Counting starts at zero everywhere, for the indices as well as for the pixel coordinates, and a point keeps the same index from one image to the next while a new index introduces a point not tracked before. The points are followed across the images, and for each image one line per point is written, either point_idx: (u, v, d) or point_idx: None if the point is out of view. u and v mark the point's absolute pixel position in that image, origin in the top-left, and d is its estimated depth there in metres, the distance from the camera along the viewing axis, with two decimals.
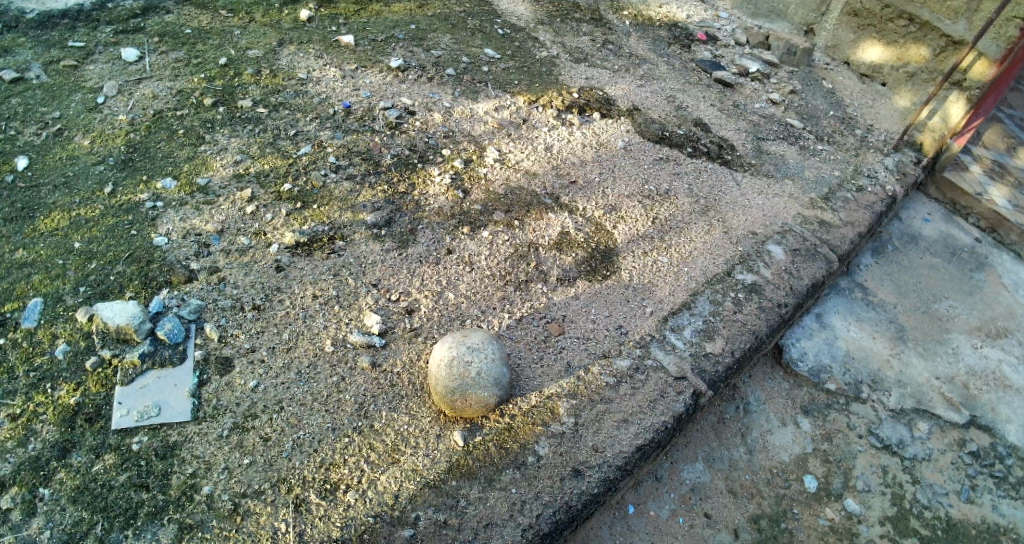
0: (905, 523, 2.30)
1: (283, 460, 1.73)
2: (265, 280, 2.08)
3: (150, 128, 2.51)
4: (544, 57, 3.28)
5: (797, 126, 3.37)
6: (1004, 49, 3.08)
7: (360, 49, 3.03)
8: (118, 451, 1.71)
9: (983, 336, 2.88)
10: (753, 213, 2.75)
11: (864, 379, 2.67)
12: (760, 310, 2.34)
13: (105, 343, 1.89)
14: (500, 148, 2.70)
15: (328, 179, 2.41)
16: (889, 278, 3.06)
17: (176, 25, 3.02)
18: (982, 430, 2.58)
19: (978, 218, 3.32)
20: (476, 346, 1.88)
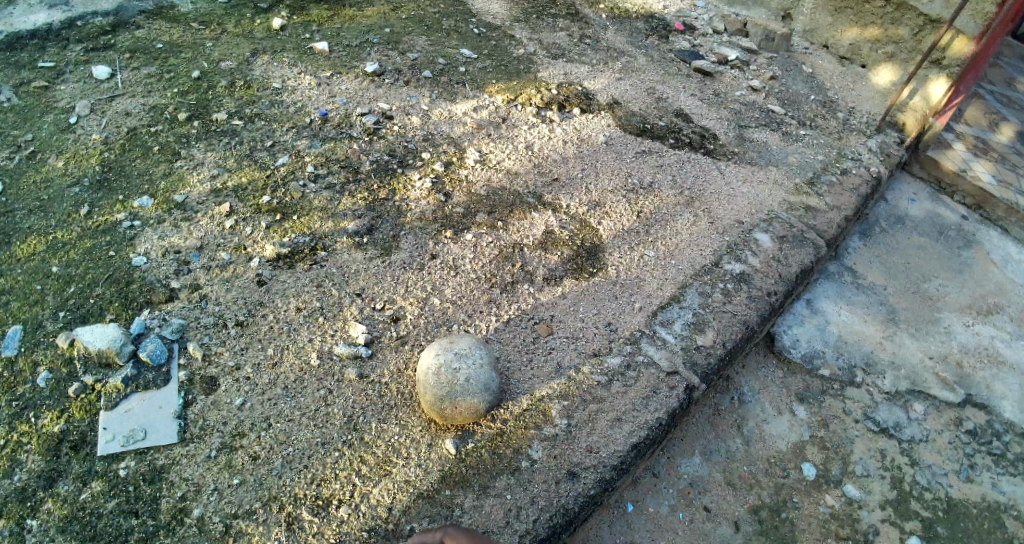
0: (905, 506, 2.30)
1: (274, 478, 1.70)
2: (247, 295, 2.05)
3: (124, 146, 2.47)
4: (521, 55, 3.25)
5: (779, 113, 3.36)
6: (982, 26, 3.13)
7: (334, 55, 3.00)
8: (105, 477, 1.67)
9: (974, 313, 2.88)
10: (739, 202, 2.73)
11: (858, 363, 2.66)
12: (750, 299, 2.33)
13: (87, 368, 1.85)
14: (480, 149, 2.67)
15: (307, 190, 2.37)
16: (877, 259, 3.06)
17: (147, 40, 2.97)
18: (976, 408, 2.58)
19: (964, 196, 3.33)
20: (463, 352, 1.85)
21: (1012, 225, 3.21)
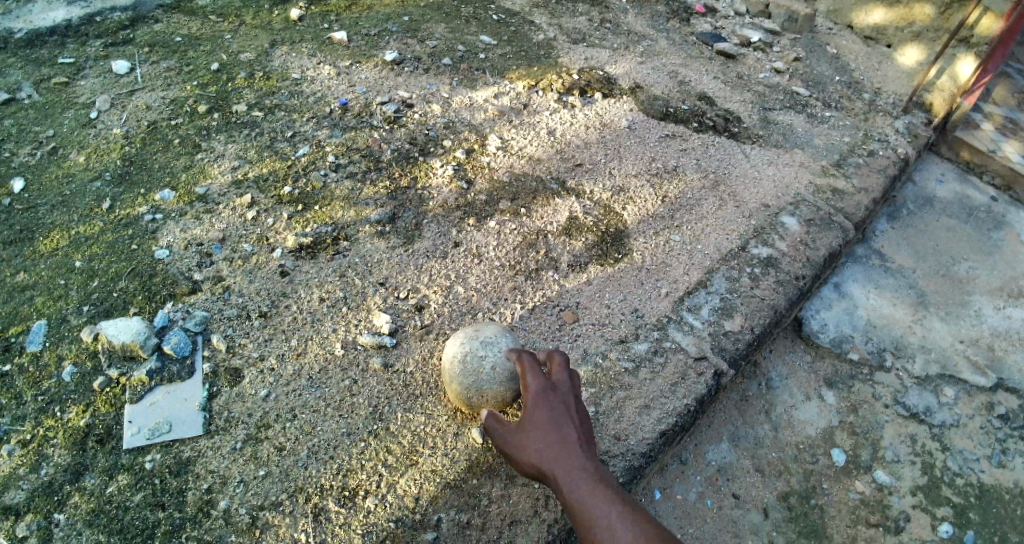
0: (937, 492, 2.25)
1: (300, 469, 1.69)
2: (271, 286, 2.04)
3: (145, 140, 2.47)
4: (541, 41, 3.21)
5: (804, 94, 3.29)
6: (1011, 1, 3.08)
7: (354, 45, 2.98)
8: (131, 471, 1.68)
9: (1005, 296, 2.81)
10: (765, 186, 2.68)
11: (887, 347, 2.61)
12: (778, 284, 2.29)
13: (112, 362, 1.86)
14: (502, 136, 2.64)
15: (328, 179, 2.36)
16: (905, 242, 2.99)
17: (165, 34, 2.98)
18: (1011, 393, 2.52)
19: (993, 176, 3.25)
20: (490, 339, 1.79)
21: None
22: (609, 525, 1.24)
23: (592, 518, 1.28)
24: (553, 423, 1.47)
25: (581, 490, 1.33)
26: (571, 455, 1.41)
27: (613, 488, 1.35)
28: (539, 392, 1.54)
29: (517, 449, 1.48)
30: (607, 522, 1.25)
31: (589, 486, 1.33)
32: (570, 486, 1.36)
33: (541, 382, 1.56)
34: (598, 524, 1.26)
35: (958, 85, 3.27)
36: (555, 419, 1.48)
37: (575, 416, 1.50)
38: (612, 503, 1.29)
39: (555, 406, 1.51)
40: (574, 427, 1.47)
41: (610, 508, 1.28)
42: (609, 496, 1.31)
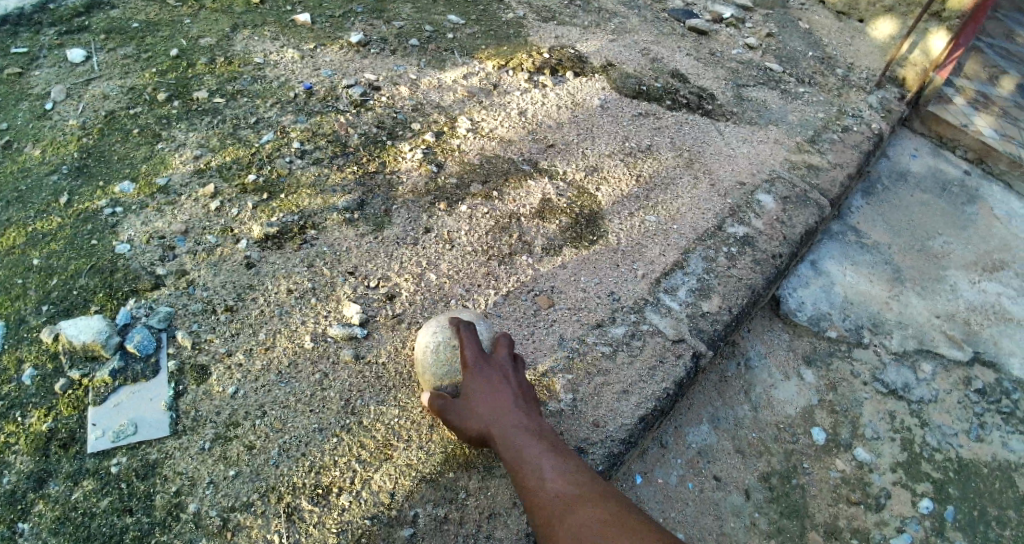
0: (916, 468, 2.26)
1: (271, 468, 1.64)
2: (236, 278, 1.97)
3: (103, 130, 2.38)
4: (510, 19, 3.14)
5: (778, 71, 3.27)
6: None
7: (317, 27, 2.89)
8: (97, 475, 1.61)
9: (980, 271, 2.85)
10: (740, 163, 2.65)
11: (865, 323, 2.61)
12: (755, 262, 2.27)
13: (73, 362, 1.77)
14: (472, 118, 2.58)
15: (294, 166, 2.29)
16: (881, 218, 2.99)
17: (122, 20, 2.86)
18: (985, 366, 2.54)
19: (966, 150, 3.32)
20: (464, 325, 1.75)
21: (1014, 180, 3.22)
22: (542, 477, 1.40)
23: (529, 471, 1.43)
24: (492, 390, 1.61)
25: (518, 449, 1.48)
26: (509, 419, 1.55)
27: (547, 445, 1.49)
28: (474, 362, 1.65)
29: (461, 415, 1.61)
30: (541, 474, 1.40)
31: (526, 446, 1.48)
32: (509, 446, 1.50)
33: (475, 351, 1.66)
34: (534, 476, 1.41)
35: (931, 59, 3.31)
36: (493, 387, 1.61)
37: (513, 384, 1.63)
38: (546, 459, 1.44)
39: (493, 375, 1.64)
40: (511, 393, 1.61)
41: (545, 463, 1.43)
42: (544, 453, 1.46)
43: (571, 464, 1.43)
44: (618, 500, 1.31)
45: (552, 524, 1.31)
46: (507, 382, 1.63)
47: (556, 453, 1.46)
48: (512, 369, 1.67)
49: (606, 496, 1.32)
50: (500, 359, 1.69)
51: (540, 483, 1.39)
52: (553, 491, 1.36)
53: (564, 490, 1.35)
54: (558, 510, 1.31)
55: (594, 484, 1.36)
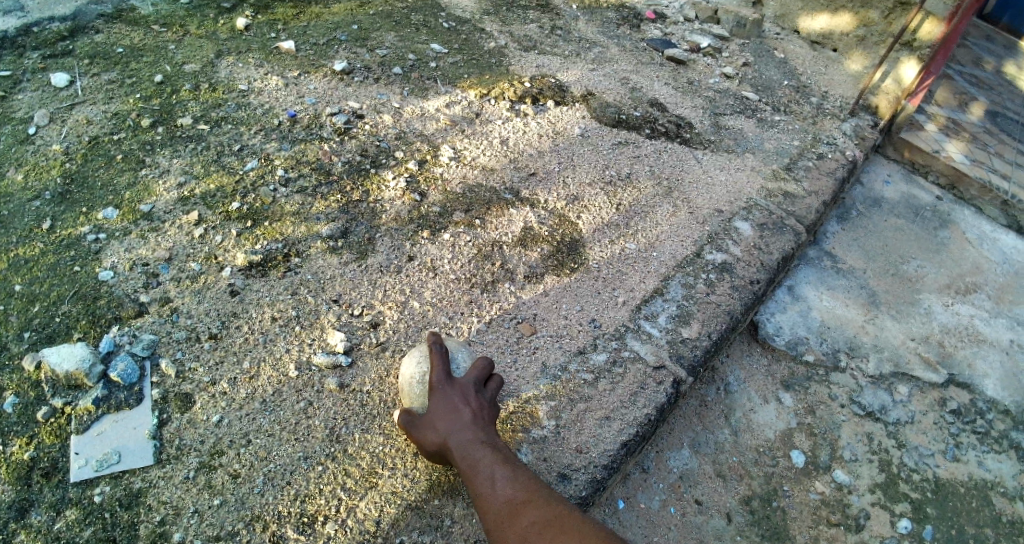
0: (895, 489, 2.30)
1: (256, 496, 1.62)
2: (219, 307, 1.97)
3: (86, 156, 2.38)
4: (492, 48, 3.20)
5: (754, 99, 3.36)
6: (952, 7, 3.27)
7: (301, 54, 2.92)
8: (79, 505, 1.58)
9: (953, 294, 2.93)
10: (718, 192, 2.72)
11: (842, 348, 2.67)
12: (734, 289, 2.32)
13: (56, 391, 1.75)
14: (454, 146, 2.62)
15: (277, 194, 2.31)
16: (856, 243, 3.08)
17: (106, 45, 2.87)
18: (960, 388, 2.61)
19: (938, 176, 3.43)
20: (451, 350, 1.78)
21: (985, 204, 3.35)
22: (495, 487, 1.44)
23: (483, 482, 1.46)
24: (449, 405, 1.62)
25: (473, 461, 1.51)
26: (466, 433, 1.57)
27: (502, 455, 1.52)
28: (441, 382, 1.66)
29: (422, 432, 1.62)
30: (494, 485, 1.44)
31: (481, 457, 1.51)
32: (465, 458, 1.53)
33: (442, 373, 1.67)
34: (487, 488, 1.44)
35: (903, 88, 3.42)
36: (452, 405, 1.62)
37: (471, 396, 1.65)
38: (500, 468, 1.47)
39: (452, 392, 1.65)
40: (469, 406, 1.62)
41: (499, 473, 1.46)
42: (498, 463, 1.49)
43: (524, 473, 1.46)
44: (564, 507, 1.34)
45: (503, 532, 1.35)
46: (466, 396, 1.65)
47: (510, 462, 1.49)
48: (472, 386, 1.67)
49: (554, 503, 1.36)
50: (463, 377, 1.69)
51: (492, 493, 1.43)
52: (505, 501, 1.40)
53: (515, 499, 1.39)
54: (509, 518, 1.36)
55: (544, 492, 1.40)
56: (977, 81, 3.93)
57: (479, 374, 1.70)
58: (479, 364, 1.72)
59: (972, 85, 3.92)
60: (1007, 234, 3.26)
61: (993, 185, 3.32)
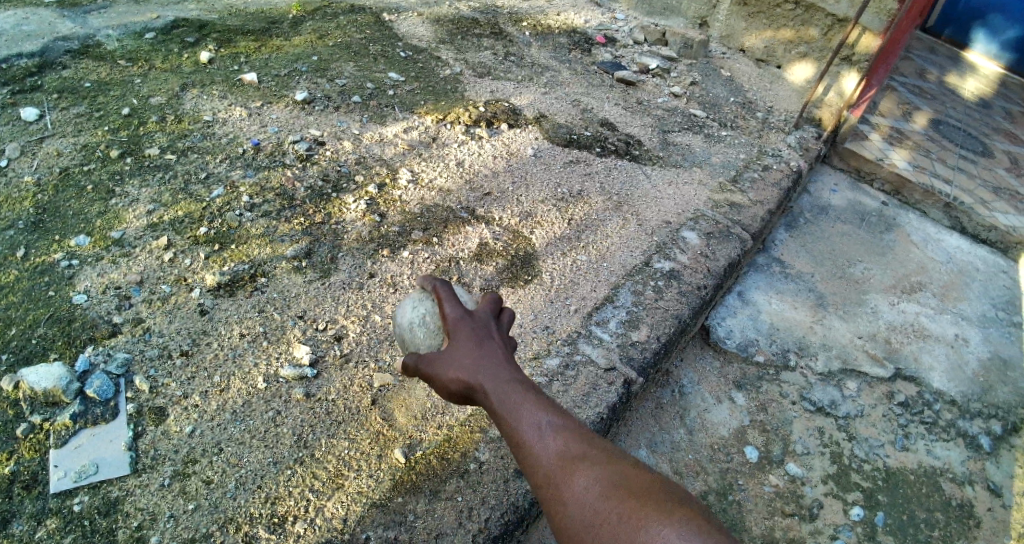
0: (846, 478, 2.47)
1: (229, 500, 1.70)
2: (190, 325, 2.06)
3: (57, 187, 2.46)
4: (448, 75, 3.36)
5: (701, 116, 3.57)
6: (887, 22, 3.44)
7: (264, 85, 3.05)
8: (60, 514, 1.65)
9: (899, 293, 3.15)
10: (666, 204, 2.91)
11: (790, 348, 2.85)
12: (681, 294, 2.49)
13: (34, 408, 1.83)
14: (412, 169, 2.76)
15: (243, 218, 2.42)
16: (803, 250, 3.30)
17: (74, 80, 2.96)
18: (906, 381, 2.80)
19: (883, 183, 3.73)
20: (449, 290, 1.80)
21: (929, 208, 3.64)
22: (543, 437, 1.26)
23: (527, 431, 1.27)
24: (471, 341, 1.42)
25: (511, 405, 1.30)
26: (496, 372, 1.37)
27: (540, 396, 1.33)
28: (458, 320, 1.47)
29: (440, 371, 1.40)
30: (543, 435, 1.26)
31: (519, 400, 1.31)
32: (499, 401, 1.32)
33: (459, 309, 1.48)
34: (533, 437, 1.26)
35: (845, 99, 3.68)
36: (476, 340, 1.42)
37: (494, 332, 1.46)
38: (547, 415, 1.29)
39: (475, 328, 1.45)
40: (497, 345, 1.43)
41: (546, 421, 1.28)
42: (542, 409, 1.30)
43: (571, 422, 1.29)
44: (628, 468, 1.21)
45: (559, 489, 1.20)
46: (491, 334, 1.45)
47: (551, 406, 1.31)
48: (493, 321, 1.49)
49: (616, 463, 1.22)
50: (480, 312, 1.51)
51: (537, 446, 1.26)
52: (558, 455, 1.23)
53: (569, 457, 1.23)
54: (562, 479, 1.21)
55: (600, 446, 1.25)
56: (917, 95, 4.53)
57: (495, 307, 1.52)
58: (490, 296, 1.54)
59: (914, 97, 4.50)
60: (950, 235, 3.55)
61: (935, 190, 3.62)
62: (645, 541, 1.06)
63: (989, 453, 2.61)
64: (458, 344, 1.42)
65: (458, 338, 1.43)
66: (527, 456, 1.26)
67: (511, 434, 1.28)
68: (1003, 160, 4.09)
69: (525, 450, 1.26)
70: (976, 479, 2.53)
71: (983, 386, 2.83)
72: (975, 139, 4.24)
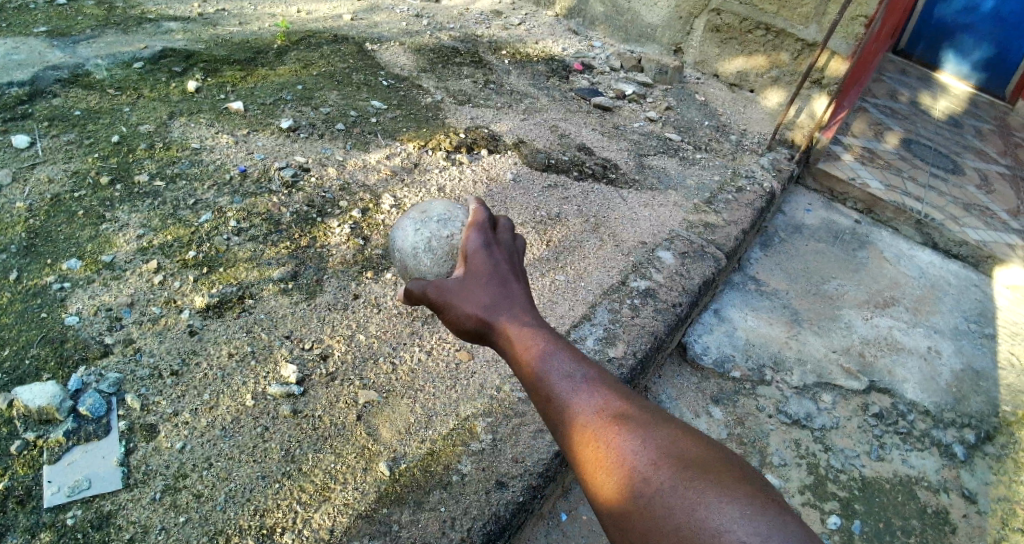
0: (823, 488, 2.55)
1: (218, 513, 1.75)
2: (179, 345, 2.12)
3: (49, 212, 2.52)
4: (429, 103, 3.48)
5: (676, 140, 3.71)
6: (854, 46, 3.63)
7: (250, 114, 3.14)
8: (53, 528, 1.69)
9: (872, 307, 3.27)
10: (642, 225, 3.02)
11: (766, 363, 2.95)
12: (657, 312, 2.58)
13: (27, 426, 1.87)
14: (395, 195, 2.85)
15: (231, 243, 2.49)
16: (778, 267, 3.43)
17: (64, 108, 3.03)
18: (881, 393, 2.90)
19: (856, 202, 3.88)
20: (445, 216, 2.03)
21: (900, 225, 3.79)
22: (577, 390, 1.36)
23: (560, 382, 1.37)
24: (495, 284, 1.58)
25: (540, 354, 1.42)
26: (518, 314, 1.52)
27: (574, 352, 1.43)
28: (484, 260, 1.64)
29: (462, 307, 1.57)
30: (577, 388, 1.36)
31: (550, 350, 1.42)
32: (528, 348, 1.44)
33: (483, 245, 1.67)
34: (566, 388, 1.36)
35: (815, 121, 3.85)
36: (500, 282, 1.59)
37: (515, 275, 1.62)
38: (580, 368, 1.39)
39: (500, 271, 1.61)
40: (520, 289, 1.58)
41: (579, 374, 1.38)
42: (574, 360, 1.41)
43: (608, 381, 1.37)
44: (668, 430, 1.26)
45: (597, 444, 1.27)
46: (515, 279, 1.61)
47: (583, 360, 1.41)
48: (514, 264, 1.66)
49: (657, 424, 1.27)
50: (502, 254, 1.68)
51: (576, 406, 1.34)
52: (595, 410, 1.32)
53: (609, 418, 1.30)
54: (603, 439, 1.27)
55: (639, 406, 1.31)
56: (890, 115, 4.72)
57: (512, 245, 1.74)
58: (507, 233, 1.76)
59: (885, 119, 4.68)
60: (922, 250, 3.70)
61: (906, 207, 3.77)
62: (694, 505, 1.10)
63: (963, 462, 2.71)
64: (480, 286, 1.58)
65: (479, 280, 1.60)
66: (566, 415, 1.34)
67: (546, 390, 1.37)
68: (973, 178, 4.26)
69: (563, 409, 1.34)
70: (951, 487, 2.62)
71: (956, 396, 2.94)
72: (946, 158, 4.41)
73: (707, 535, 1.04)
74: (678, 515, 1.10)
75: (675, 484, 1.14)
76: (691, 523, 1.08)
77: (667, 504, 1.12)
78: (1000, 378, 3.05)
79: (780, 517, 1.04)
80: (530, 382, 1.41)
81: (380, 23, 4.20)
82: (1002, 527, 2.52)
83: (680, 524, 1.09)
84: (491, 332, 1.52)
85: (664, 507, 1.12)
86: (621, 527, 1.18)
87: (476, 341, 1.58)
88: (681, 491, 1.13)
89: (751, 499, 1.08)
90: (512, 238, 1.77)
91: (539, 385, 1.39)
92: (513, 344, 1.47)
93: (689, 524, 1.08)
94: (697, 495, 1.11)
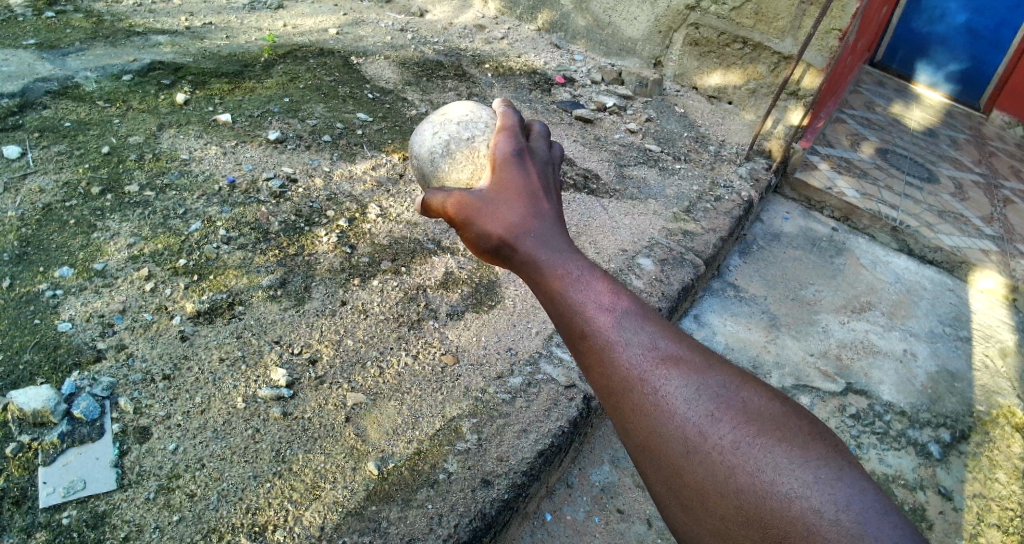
0: None
1: (211, 512, 1.80)
2: (171, 350, 2.17)
3: (40, 221, 2.56)
4: (413, 115, 3.56)
5: (655, 150, 3.82)
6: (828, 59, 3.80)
7: (238, 125, 3.20)
8: (48, 527, 1.73)
9: (849, 312, 3.39)
10: (622, 234, 3.12)
11: (745, 366, 3.04)
12: None
13: (22, 428, 1.91)
14: (381, 204, 2.93)
15: (221, 251, 2.55)
16: (757, 273, 3.54)
17: (54, 119, 3.08)
18: (858, 394, 2.99)
19: (832, 210, 4.01)
20: (465, 118, 2.12)
21: (875, 232, 3.92)
22: (618, 324, 1.25)
23: (598, 313, 1.26)
24: (523, 202, 1.46)
25: (574, 280, 1.31)
26: (550, 234, 1.41)
27: (611, 280, 1.32)
28: (515, 176, 1.52)
29: (487, 225, 1.45)
30: (618, 322, 1.25)
31: (585, 278, 1.31)
32: (560, 272, 1.33)
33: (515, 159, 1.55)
34: (605, 320, 1.25)
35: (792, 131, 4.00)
36: (531, 200, 1.47)
37: (545, 191, 1.51)
38: (620, 298, 1.28)
39: (533, 187, 1.50)
40: (551, 206, 1.47)
41: (619, 305, 1.27)
42: (611, 289, 1.30)
43: (651, 315, 1.27)
44: (722, 374, 1.19)
45: (641, 389, 1.19)
46: (547, 197, 1.50)
47: (623, 291, 1.30)
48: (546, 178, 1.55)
49: (709, 369, 1.20)
50: (532, 168, 1.57)
51: (616, 343, 1.23)
52: (638, 347, 1.22)
53: (656, 360, 1.21)
54: (650, 384, 1.19)
55: (688, 347, 1.23)
56: (865, 126, 4.86)
57: (543, 158, 1.62)
58: (543, 147, 1.66)
59: (861, 129, 4.83)
60: (898, 257, 3.83)
61: (882, 215, 3.89)
62: (759, 465, 1.07)
63: (939, 460, 2.79)
64: (507, 203, 1.46)
65: (507, 196, 1.48)
66: (605, 353, 1.24)
67: (584, 323, 1.27)
68: (948, 186, 4.40)
69: (603, 345, 1.24)
70: (927, 484, 2.69)
71: (931, 397, 3.04)
72: (920, 167, 4.56)
73: (778, 503, 1.04)
74: (739, 476, 1.08)
75: (739, 440, 1.10)
76: (759, 488, 1.06)
77: (728, 462, 1.09)
78: (973, 379, 3.17)
79: (852, 483, 1.04)
80: (564, 313, 1.30)
81: (365, 37, 4.29)
82: (978, 523, 2.59)
83: (744, 486, 1.07)
84: (516, 254, 1.40)
85: (723, 468, 1.09)
86: (668, 483, 1.15)
87: (497, 262, 1.47)
88: (744, 450, 1.09)
89: (825, 464, 1.06)
90: (546, 153, 1.65)
91: (573, 318, 1.28)
92: (542, 269, 1.35)
93: (756, 490, 1.06)
94: (764, 456, 1.08)
